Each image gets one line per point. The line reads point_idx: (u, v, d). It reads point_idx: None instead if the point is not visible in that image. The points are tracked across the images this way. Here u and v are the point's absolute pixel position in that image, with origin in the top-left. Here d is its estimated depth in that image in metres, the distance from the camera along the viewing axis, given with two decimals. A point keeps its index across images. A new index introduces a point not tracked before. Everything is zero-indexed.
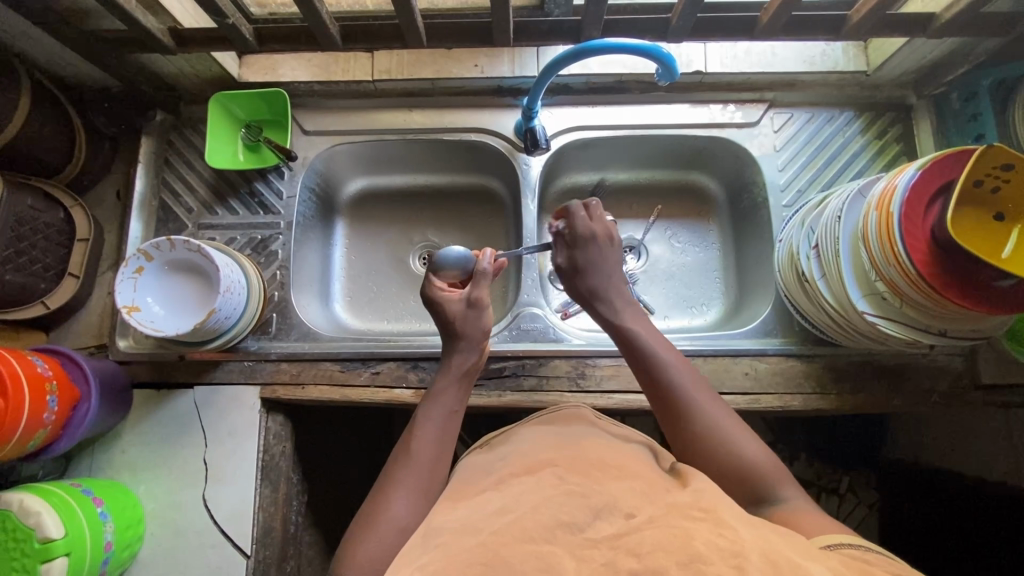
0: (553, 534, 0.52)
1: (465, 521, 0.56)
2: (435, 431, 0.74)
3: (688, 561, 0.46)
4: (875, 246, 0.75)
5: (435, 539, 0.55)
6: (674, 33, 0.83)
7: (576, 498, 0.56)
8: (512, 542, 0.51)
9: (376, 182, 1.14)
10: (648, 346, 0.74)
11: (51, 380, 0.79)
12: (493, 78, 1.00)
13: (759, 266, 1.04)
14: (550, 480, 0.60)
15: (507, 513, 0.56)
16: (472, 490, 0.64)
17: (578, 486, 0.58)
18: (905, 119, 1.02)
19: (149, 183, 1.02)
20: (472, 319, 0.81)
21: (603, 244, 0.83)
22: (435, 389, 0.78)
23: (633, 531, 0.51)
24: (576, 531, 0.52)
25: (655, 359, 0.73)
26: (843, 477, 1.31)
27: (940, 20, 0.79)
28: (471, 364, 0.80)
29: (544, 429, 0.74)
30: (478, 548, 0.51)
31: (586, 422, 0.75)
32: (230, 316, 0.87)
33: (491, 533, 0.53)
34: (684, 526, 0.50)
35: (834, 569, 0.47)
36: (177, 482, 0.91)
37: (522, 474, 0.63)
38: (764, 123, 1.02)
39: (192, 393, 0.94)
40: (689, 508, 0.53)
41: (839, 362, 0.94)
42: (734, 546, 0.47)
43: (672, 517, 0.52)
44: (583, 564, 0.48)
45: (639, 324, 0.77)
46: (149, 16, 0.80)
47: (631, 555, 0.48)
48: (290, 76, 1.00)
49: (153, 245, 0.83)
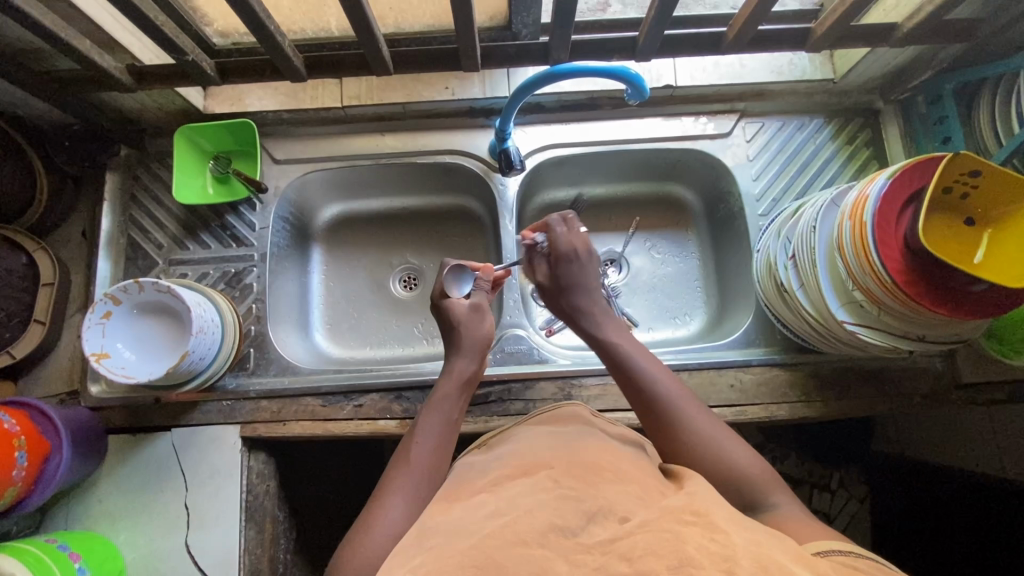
0: (545, 537, 0.51)
1: (458, 523, 0.55)
2: (436, 438, 0.73)
3: (678, 565, 0.46)
4: (851, 257, 0.76)
5: (428, 541, 0.54)
6: (642, 52, 0.83)
7: (569, 502, 0.55)
8: (507, 546, 0.50)
9: (351, 207, 1.12)
10: (631, 358, 0.76)
11: (19, 436, 0.76)
12: (464, 99, 1.00)
13: (739, 275, 1.04)
14: (544, 483, 0.58)
15: (503, 514, 0.54)
16: (467, 490, 0.63)
17: (571, 490, 0.57)
18: (873, 124, 1.03)
19: (116, 220, 0.99)
20: (475, 324, 0.84)
21: (582, 259, 0.86)
22: (433, 398, 0.78)
23: (625, 536, 0.50)
24: (568, 535, 0.51)
25: (636, 370, 0.74)
26: (834, 473, 1.29)
27: (902, 30, 0.80)
28: (471, 372, 0.81)
29: (540, 430, 0.73)
30: (471, 551, 0.50)
31: (580, 421, 0.75)
32: (205, 357, 0.85)
33: (484, 536, 0.51)
34: (678, 531, 0.49)
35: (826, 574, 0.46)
36: (159, 529, 0.89)
37: (517, 477, 0.62)
38: (736, 133, 1.03)
39: (170, 436, 0.91)
40: (682, 511, 0.52)
41: (823, 368, 0.94)
42: (725, 550, 0.47)
43: (665, 520, 0.51)
44: (577, 569, 0.47)
45: (620, 337, 0.79)
46: (106, 55, 0.78)
47: (624, 559, 0.48)
48: (257, 105, 0.99)
49: (120, 289, 0.80)
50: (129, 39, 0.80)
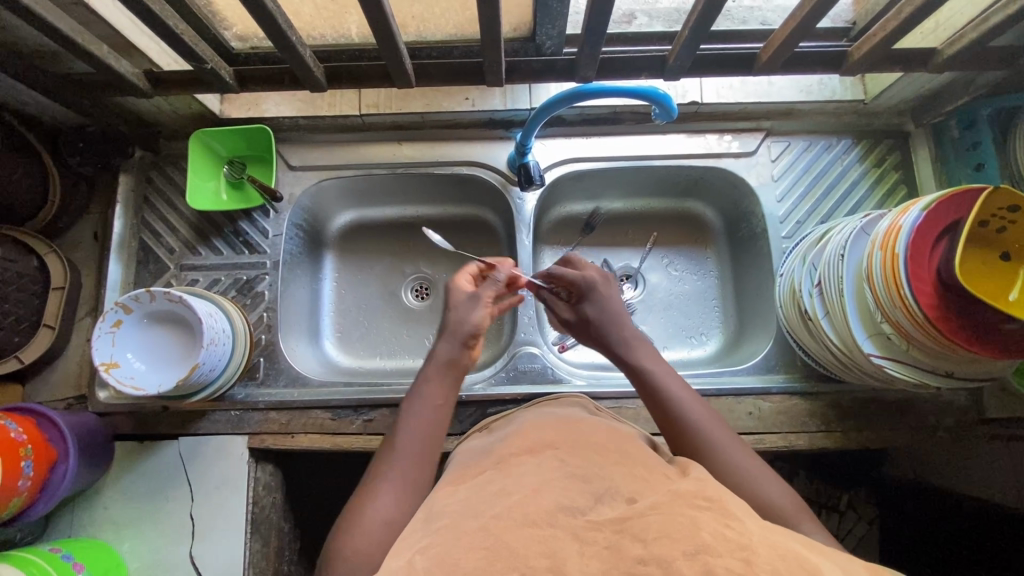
0: (553, 516, 0.48)
1: (464, 503, 0.53)
2: (421, 424, 0.69)
3: (695, 551, 0.42)
4: (881, 289, 0.73)
5: (436, 522, 0.51)
6: (672, 72, 0.82)
7: (578, 482, 0.53)
8: (518, 527, 0.47)
9: (364, 214, 1.11)
10: (663, 382, 0.72)
11: (26, 444, 0.75)
12: (484, 111, 0.98)
13: (759, 297, 1.02)
14: (549, 463, 0.57)
15: (510, 494, 0.52)
16: (472, 471, 0.61)
17: (579, 469, 0.55)
18: (902, 146, 1.01)
19: (128, 223, 0.98)
20: (466, 308, 0.79)
21: (601, 288, 0.83)
22: (420, 384, 0.73)
23: (636, 516, 0.47)
24: (578, 514, 0.49)
25: (664, 394, 0.70)
26: (843, 494, 1.20)
27: (942, 55, 0.77)
28: (457, 356, 0.75)
29: (542, 412, 0.73)
30: (480, 533, 0.47)
31: (581, 409, 0.74)
32: (215, 367, 0.84)
33: (492, 517, 0.49)
34: (692, 515, 0.46)
35: (843, 567, 0.44)
36: (164, 540, 0.88)
37: (522, 454, 0.60)
38: (761, 152, 1.01)
39: (178, 444, 0.90)
40: (693, 496, 0.49)
41: (843, 399, 0.92)
42: (742, 538, 0.44)
43: (676, 504, 0.48)
44: (588, 547, 0.45)
45: (651, 360, 0.75)
46: (123, 60, 0.77)
47: (637, 540, 0.45)
48: (274, 111, 0.97)
49: (132, 298, 0.80)
50: (148, 43, 0.79)
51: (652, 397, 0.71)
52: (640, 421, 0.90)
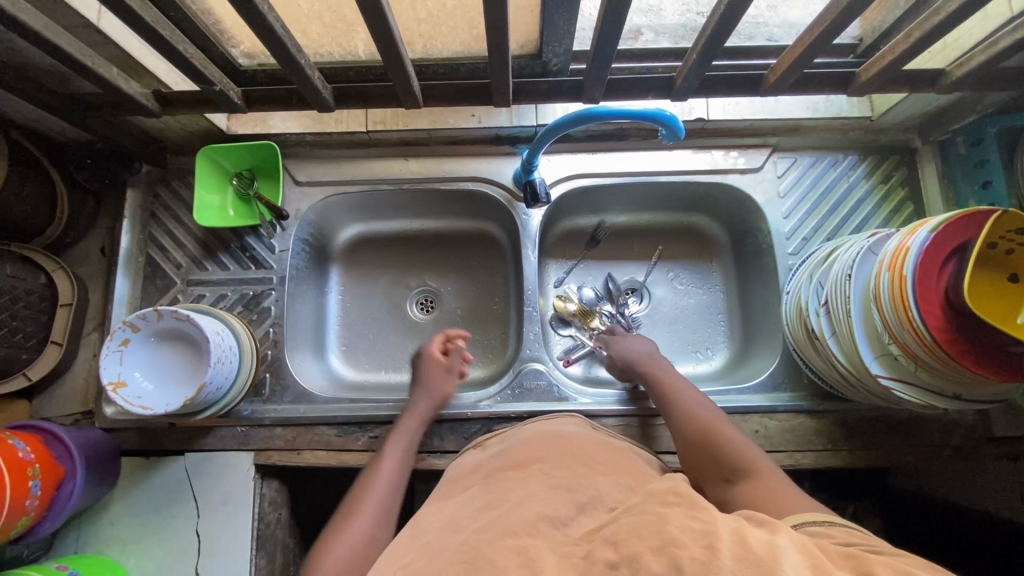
0: (535, 527, 0.48)
1: (449, 519, 0.54)
2: (393, 460, 0.79)
3: (662, 546, 0.39)
4: (888, 310, 0.73)
5: (421, 538, 0.51)
6: (680, 93, 0.82)
7: (560, 492, 0.53)
8: (495, 540, 0.46)
9: (369, 228, 1.11)
10: (682, 395, 0.81)
11: (33, 463, 0.75)
12: (490, 127, 0.98)
13: (766, 313, 1.02)
14: (535, 477, 0.57)
15: (490, 510, 0.52)
16: (462, 486, 0.62)
17: (562, 480, 0.56)
18: (909, 162, 1.01)
19: (135, 238, 0.98)
20: (444, 380, 0.90)
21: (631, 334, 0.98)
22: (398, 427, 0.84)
23: (611, 522, 0.46)
24: (557, 525, 0.48)
25: (682, 402, 0.79)
26: (849, 505, 1.15)
27: (950, 76, 0.78)
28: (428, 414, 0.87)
29: (537, 424, 0.75)
30: (461, 548, 0.46)
31: (582, 424, 0.76)
32: (221, 386, 0.84)
33: (474, 531, 0.49)
34: (659, 512, 0.44)
35: (801, 541, 0.42)
36: (170, 556, 0.88)
37: (508, 469, 0.61)
38: (767, 168, 1.01)
39: (183, 461, 0.90)
40: (665, 493, 0.47)
41: (850, 417, 0.92)
42: (707, 526, 0.41)
43: (647, 504, 0.46)
44: (564, 561, 0.43)
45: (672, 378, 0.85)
46: (133, 82, 0.79)
47: (608, 543, 0.43)
48: (280, 127, 0.98)
49: (139, 316, 0.80)
50: (156, 64, 0.80)
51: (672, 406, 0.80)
52: (646, 439, 0.90)
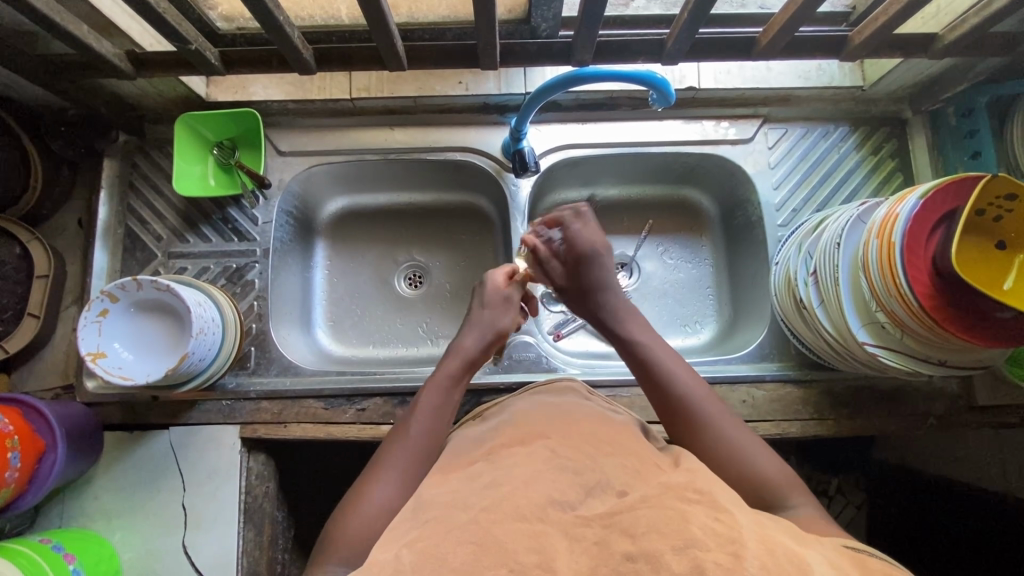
0: (543, 512, 0.48)
1: (451, 495, 0.52)
2: (433, 414, 0.68)
3: (683, 546, 0.42)
4: (877, 278, 0.73)
5: (424, 515, 0.50)
6: (669, 55, 0.80)
7: (565, 474, 0.52)
8: (506, 521, 0.46)
9: (356, 201, 1.09)
10: (654, 354, 0.70)
11: (12, 436, 0.74)
12: (478, 95, 0.96)
13: (754, 286, 1.02)
14: (540, 454, 0.56)
15: (497, 487, 0.51)
16: (461, 463, 0.60)
17: (568, 460, 0.55)
18: (899, 133, 1.00)
19: (113, 209, 0.96)
20: (500, 311, 0.79)
21: (602, 257, 0.79)
22: (435, 377, 0.72)
23: (626, 510, 0.47)
24: (567, 509, 0.48)
25: (655, 360, 0.69)
26: (832, 480, 1.20)
27: (942, 41, 0.77)
28: (477, 354, 0.75)
29: (534, 398, 0.73)
30: (470, 526, 0.46)
31: (576, 392, 0.76)
32: (205, 357, 0.82)
33: (481, 509, 0.48)
34: (680, 509, 0.46)
35: (832, 560, 0.44)
36: (158, 529, 0.87)
37: (512, 446, 0.59)
38: (758, 139, 1.00)
39: (168, 435, 0.89)
40: (684, 489, 0.49)
41: (836, 386, 0.93)
42: (732, 532, 0.44)
43: (666, 497, 0.48)
44: (576, 545, 0.45)
45: (643, 331, 0.74)
46: (104, 41, 0.75)
47: (626, 535, 0.44)
48: (263, 95, 0.95)
49: (118, 286, 0.78)
50: (129, 23, 0.78)
51: (641, 366, 0.70)
52: (636, 410, 0.90)
